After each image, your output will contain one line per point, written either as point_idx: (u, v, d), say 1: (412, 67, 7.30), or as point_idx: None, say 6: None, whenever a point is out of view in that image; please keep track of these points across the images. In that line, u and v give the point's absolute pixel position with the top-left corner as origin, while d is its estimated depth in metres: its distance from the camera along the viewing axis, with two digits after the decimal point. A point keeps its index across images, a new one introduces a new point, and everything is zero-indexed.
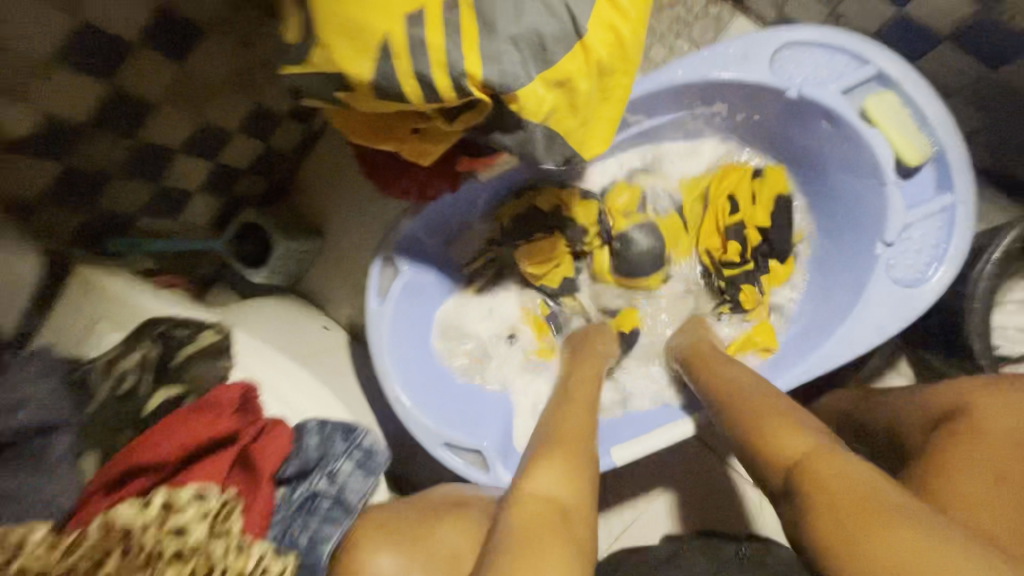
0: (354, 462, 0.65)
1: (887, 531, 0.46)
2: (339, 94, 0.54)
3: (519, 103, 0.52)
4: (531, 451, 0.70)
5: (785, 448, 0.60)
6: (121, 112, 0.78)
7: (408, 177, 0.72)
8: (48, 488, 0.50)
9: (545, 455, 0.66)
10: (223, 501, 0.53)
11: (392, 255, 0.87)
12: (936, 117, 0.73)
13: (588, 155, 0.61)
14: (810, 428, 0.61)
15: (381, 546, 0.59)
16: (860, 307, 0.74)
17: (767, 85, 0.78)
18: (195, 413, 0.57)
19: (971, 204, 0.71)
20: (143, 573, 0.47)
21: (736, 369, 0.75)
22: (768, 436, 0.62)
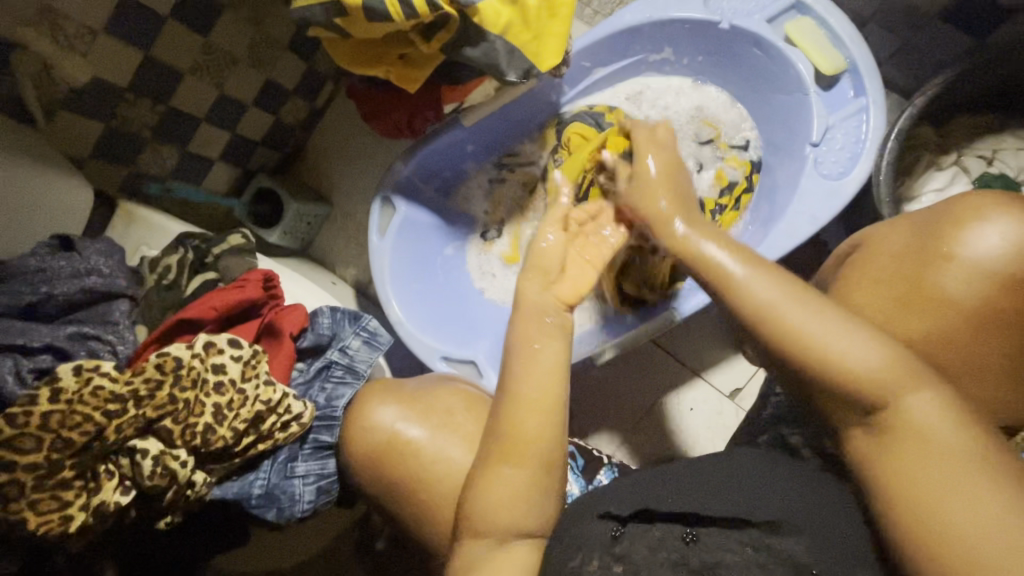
0: (361, 339, 0.73)
1: (949, 500, 0.46)
2: (337, 21, 0.67)
3: (481, 17, 0.66)
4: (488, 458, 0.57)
5: (842, 364, 0.52)
6: (155, 77, 0.90)
7: (400, 108, 0.84)
8: (110, 336, 0.61)
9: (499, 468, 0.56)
10: (253, 350, 0.62)
11: (390, 194, 0.95)
12: (846, 34, 0.85)
13: (545, 67, 0.73)
14: (847, 332, 0.53)
15: (381, 400, 0.67)
16: (795, 201, 0.85)
17: (703, 20, 0.91)
18: (230, 286, 0.68)
19: (880, 104, 0.84)
20: (190, 391, 0.58)
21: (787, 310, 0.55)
22: (798, 346, 0.54)
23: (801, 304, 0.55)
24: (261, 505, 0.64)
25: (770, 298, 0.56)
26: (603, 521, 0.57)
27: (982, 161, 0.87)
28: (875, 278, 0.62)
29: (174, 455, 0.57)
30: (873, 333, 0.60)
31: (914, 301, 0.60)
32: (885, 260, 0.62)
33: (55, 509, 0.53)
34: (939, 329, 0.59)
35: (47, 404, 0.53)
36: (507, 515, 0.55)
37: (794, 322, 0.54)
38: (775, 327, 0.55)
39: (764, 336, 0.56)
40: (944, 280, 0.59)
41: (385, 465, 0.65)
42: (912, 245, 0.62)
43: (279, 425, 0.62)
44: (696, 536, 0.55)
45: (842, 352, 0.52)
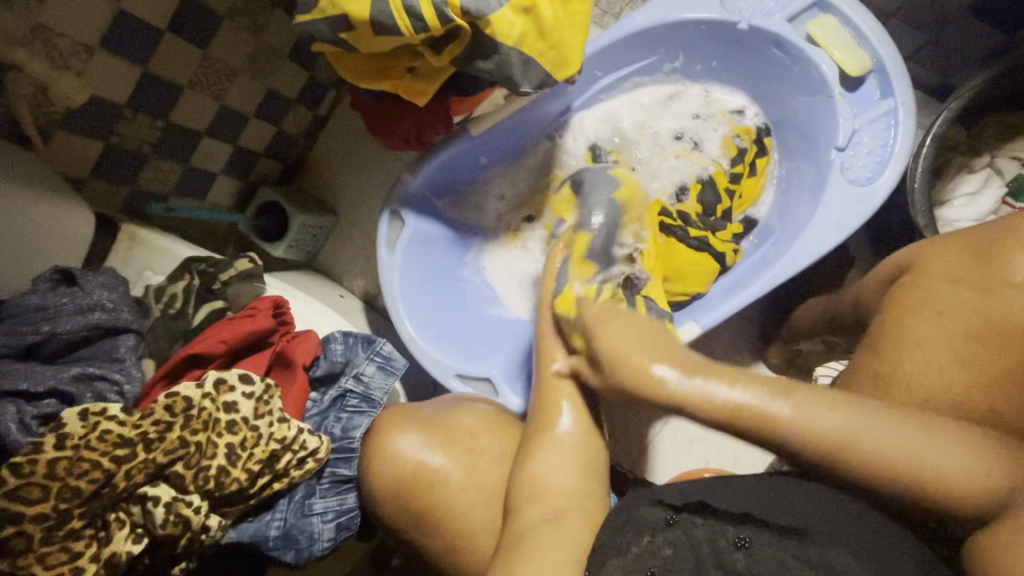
0: (375, 365, 0.70)
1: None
2: (342, 35, 0.64)
3: (493, 28, 0.62)
4: (551, 459, 0.58)
5: (960, 488, 0.44)
6: (154, 93, 0.87)
7: (407, 121, 0.81)
8: (116, 375, 0.58)
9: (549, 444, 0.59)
10: (266, 384, 0.60)
11: (398, 207, 0.92)
12: (872, 32, 0.81)
13: (562, 77, 0.70)
14: (951, 449, 0.45)
15: (400, 429, 0.65)
16: (821, 208, 0.82)
17: (720, 21, 0.87)
18: (239, 316, 0.66)
19: (910, 106, 0.80)
20: (201, 436, 0.56)
21: (836, 421, 0.47)
22: (917, 477, 0.45)
23: (892, 423, 0.47)
24: (279, 546, 0.61)
25: (838, 430, 0.46)
26: (656, 507, 0.53)
27: (1017, 163, 0.84)
28: (937, 310, 0.59)
29: (187, 501, 0.54)
30: (945, 373, 0.57)
31: (987, 337, 0.56)
32: (947, 287, 0.59)
33: (65, 561, 0.51)
34: (1013, 360, 0.55)
35: (53, 452, 0.51)
36: (559, 485, 0.57)
37: (884, 446, 0.46)
38: (850, 458, 0.46)
39: (843, 470, 0.47)
40: (1017, 307, 0.56)
41: (414, 496, 0.63)
42: (976, 271, 0.59)
43: (294, 462, 0.60)
44: (748, 541, 0.48)
45: (967, 472, 0.45)
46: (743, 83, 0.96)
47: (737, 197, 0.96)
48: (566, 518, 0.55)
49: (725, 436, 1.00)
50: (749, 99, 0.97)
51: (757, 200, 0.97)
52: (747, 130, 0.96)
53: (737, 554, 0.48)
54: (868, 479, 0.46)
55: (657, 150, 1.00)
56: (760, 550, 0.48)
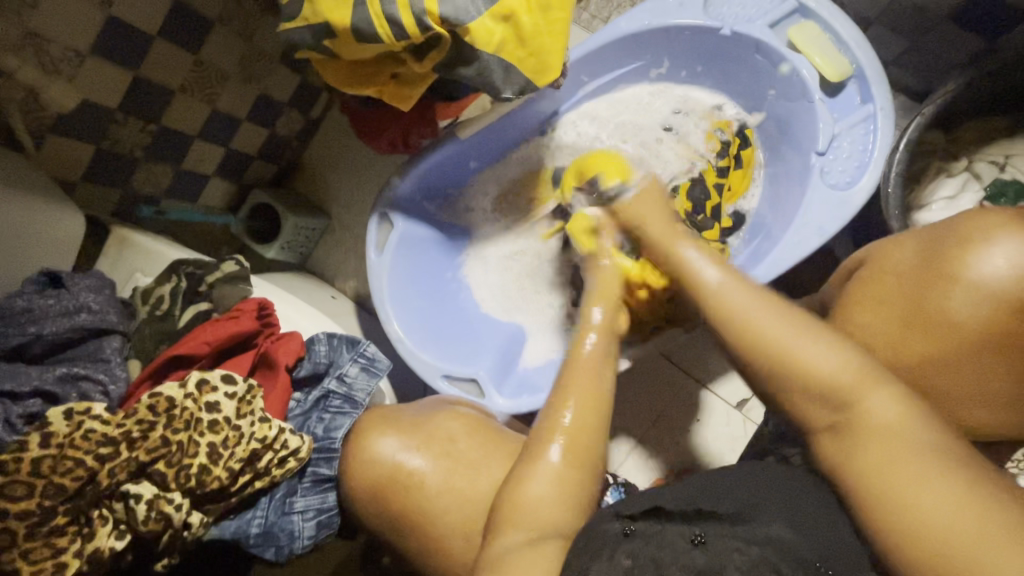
0: (358, 366, 0.71)
1: (916, 491, 0.43)
2: (325, 42, 0.65)
3: (472, 36, 0.63)
4: (545, 482, 0.57)
5: (813, 374, 0.50)
6: (146, 98, 0.88)
7: (392, 126, 0.82)
8: (102, 375, 0.60)
9: (544, 466, 0.58)
10: (248, 385, 0.61)
11: (386, 210, 0.93)
12: (852, 38, 0.82)
13: (542, 83, 0.71)
14: (812, 335, 0.51)
15: (381, 431, 0.66)
16: (802, 212, 0.83)
17: (703, 26, 0.88)
18: (224, 318, 0.67)
19: (889, 111, 0.80)
20: (184, 434, 0.57)
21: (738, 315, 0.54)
22: (781, 364, 0.51)
23: (800, 328, 0.52)
24: (260, 544, 0.62)
25: (737, 306, 0.55)
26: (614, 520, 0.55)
27: (995, 167, 0.84)
28: (876, 299, 0.61)
29: (168, 498, 0.55)
30: (888, 363, 0.59)
31: (920, 323, 0.57)
32: (891, 279, 0.60)
33: (49, 556, 0.52)
34: (946, 350, 0.55)
35: (38, 450, 0.52)
36: (546, 511, 0.56)
37: (760, 328, 0.53)
38: (731, 325, 0.54)
39: (734, 340, 0.54)
40: (950, 303, 0.54)
41: (391, 496, 0.64)
42: (918, 267, 0.58)
43: (275, 461, 0.61)
44: (705, 538, 0.51)
45: (820, 362, 0.50)
46: (727, 88, 0.97)
47: (725, 190, 0.97)
48: (543, 544, 0.55)
49: (709, 436, 1.01)
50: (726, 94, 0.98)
51: (745, 193, 0.98)
52: (729, 124, 0.98)
53: (695, 551, 0.50)
54: (765, 360, 0.52)
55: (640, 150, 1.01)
56: (716, 545, 0.50)
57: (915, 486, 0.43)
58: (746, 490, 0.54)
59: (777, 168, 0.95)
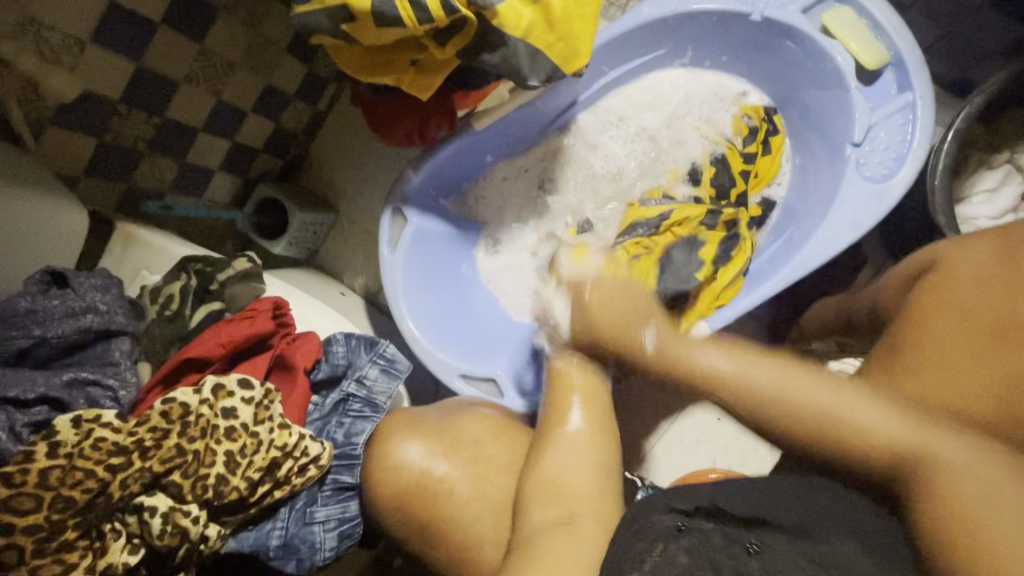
0: (378, 367, 0.68)
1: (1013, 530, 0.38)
2: (344, 27, 0.61)
3: (501, 20, 0.60)
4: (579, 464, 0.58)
5: (872, 441, 0.47)
6: (149, 88, 0.85)
7: (409, 116, 0.79)
8: (110, 380, 0.56)
9: (573, 444, 0.60)
10: (265, 389, 0.58)
11: (400, 204, 0.89)
12: (890, 24, 0.78)
13: (571, 70, 0.68)
14: (865, 402, 0.49)
15: (405, 436, 0.63)
16: (836, 206, 0.80)
17: (732, 12, 0.84)
18: (238, 318, 0.63)
19: (930, 99, 0.77)
20: (200, 443, 0.53)
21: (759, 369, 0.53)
22: (831, 426, 0.49)
23: (817, 379, 0.52)
24: (280, 556, 0.59)
25: (766, 381, 0.52)
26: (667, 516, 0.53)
27: None
28: (960, 309, 0.54)
29: (185, 510, 0.52)
30: (959, 379, 0.51)
31: (1012, 337, 0.50)
32: (972, 286, 0.54)
33: (58, 573, 0.49)
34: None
35: (46, 461, 0.49)
36: (577, 480, 0.57)
37: (809, 399, 0.51)
38: (788, 397, 0.51)
39: (771, 411, 0.52)
40: None
41: (418, 504, 0.61)
42: (1000, 267, 0.53)
43: (295, 470, 0.58)
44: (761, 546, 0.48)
45: (869, 421, 0.48)
46: (755, 73, 0.93)
47: (752, 177, 0.94)
48: (579, 519, 0.55)
49: (733, 437, 0.98)
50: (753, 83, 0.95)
51: (773, 180, 0.95)
52: (757, 108, 0.94)
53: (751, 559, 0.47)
54: (788, 422, 0.51)
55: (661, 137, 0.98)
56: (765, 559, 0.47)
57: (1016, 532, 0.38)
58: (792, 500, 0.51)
59: (807, 154, 0.92)
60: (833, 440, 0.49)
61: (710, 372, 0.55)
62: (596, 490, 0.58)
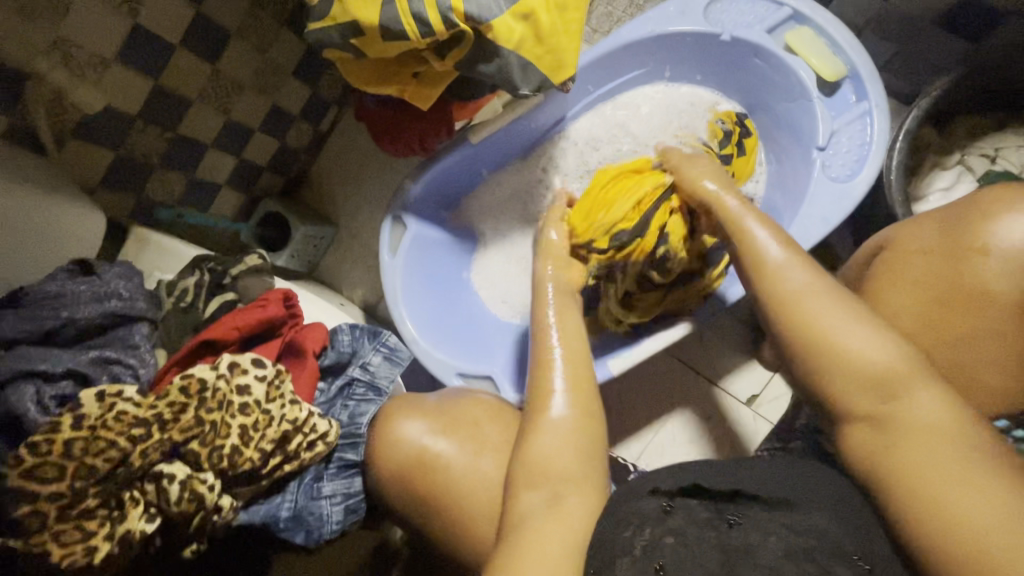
0: (381, 355, 0.72)
1: (968, 491, 0.46)
2: (353, 41, 0.68)
3: (495, 33, 0.67)
4: (559, 442, 0.60)
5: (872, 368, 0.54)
6: (165, 105, 0.91)
7: (410, 126, 0.85)
8: (132, 359, 0.60)
9: (562, 425, 0.61)
10: (277, 369, 0.61)
11: (400, 212, 0.95)
12: (846, 40, 0.87)
13: (558, 80, 0.74)
14: (859, 326, 0.56)
15: (406, 415, 0.66)
16: (806, 204, 0.86)
17: (705, 32, 0.93)
18: (251, 306, 0.68)
19: (884, 107, 0.85)
20: (217, 414, 0.57)
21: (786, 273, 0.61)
22: (826, 352, 0.56)
23: (838, 304, 0.58)
24: (289, 527, 0.62)
25: (798, 291, 0.60)
26: (653, 497, 0.57)
27: (986, 160, 0.86)
28: (912, 279, 0.60)
29: (201, 478, 0.55)
30: (912, 337, 0.59)
31: (955, 303, 0.57)
32: (919, 258, 0.60)
33: (79, 540, 0.52)
34: (978, 325, 0.56)
35: (70, 432, 0.52)
36: (557, 463, 0.58)
37: (811, 312, 0.58)
38: (791, 311, 0.59)
39: (780, 319, 0.59)
40: (984, 271, 0.56)
41: (417, 480, 0.63)
42: (943, 240, 0.59)
43: (304, 445, 0.61)
44: (739, 519, 0.53)
45: (860, 345, 0.55)
46: (729, 88, 1.01)
47: (731, 175, 0.98)
48: (567, 506, 0.56)
49: (717, 432, 1.04)
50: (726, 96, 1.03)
51: (750, 178, 1.01)
52: (730, 115, 1.01)
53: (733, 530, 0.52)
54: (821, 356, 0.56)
55: (646, 147, 1.05)
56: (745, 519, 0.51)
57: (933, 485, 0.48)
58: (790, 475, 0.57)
59: (781, 160, 0.99)
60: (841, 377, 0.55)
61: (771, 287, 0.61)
62: (581, 474, 0.59)
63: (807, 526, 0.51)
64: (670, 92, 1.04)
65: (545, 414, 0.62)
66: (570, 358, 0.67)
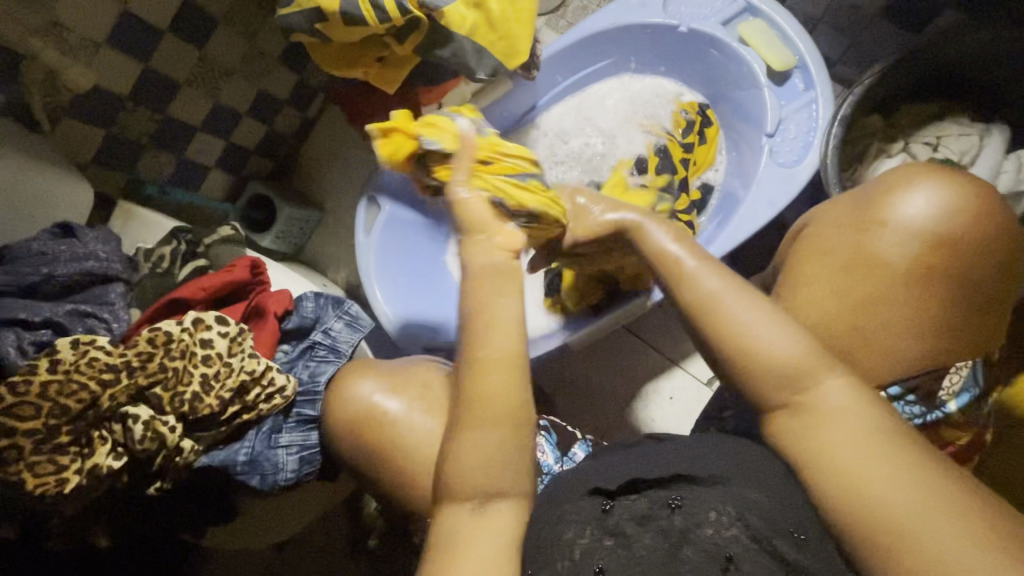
0: (343, 321, 0.77)
1: (876, 479, 0.50)
2: (318, 27, 0.73)
3: (447, 19, 0.73)
4: (486, 444, 0.56)
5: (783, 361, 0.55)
6: (153, 88, 0.96)
7: (379, 110, 0.90)
8: (105, 314, 0.65)
9: (487, 425, 0.56)
10: (239, 328, 0.66)
11: (374, 194, 1.00)
12: (795, 32, 0.91)
13: (513, 65, 0.79)
14: (772, 325, 0.56)
15: (361, 374, 0.70)
16: (756, 189, 0.90)
17: (663, 23, 0.98)
18: (219, 270, 0.73)
19: (829, 94, 0.89)
20: (179, 363, 0.62)
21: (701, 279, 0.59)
22: (748, 351, 0.56)
23: (754, 307, 0.57)
24: (246, 471, 0.68)
25: (713, 290, 0.58)
26: (592, 497, 0.56)
27: (928, 148, 0.91)
28: (824, 251, 0.65)
29: (163, 420, 0.61)
30: (825, 302, 0.63)
31: (860, 271, 0.62)
32: (837, 231, 0.65)
33: (51, 472, 0.58)
34: (879, 291, 0.61)
35: (46, 374, 0.58)
36: (490, 468, 0.56)
37: (730, 315, 0.57)
38: (710, 315, 0.57)
39: (702, 324, 0.58)
40: (882, 243, 0.61)
41: (366, 434, 0.67)
42: (854, 214, 0.64)
43: (263, 397, 0.66)
44: (680, 502, 0.54)
45: (782, 345, 0.55)
46: (689, 78, 1.05)
47: (691, 164, 1.05)
48: (493, 514, 0.56)
49: (680, 411, 1.08)
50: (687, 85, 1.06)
51: (711, 166, 1.05)
52: (693, 106, 1.05)
53: (673, 515, 0.53)
54: (738, 355, 0.56)
55: (613, 137, 1.08)
56: None
57: (865, 487, 0.50)
58: (728, 456, 0.57)
59: (738, 145, 1.02)
60: (757, 372, 0.56)
61: (685, 289, 0.59)
62: (510, 471, 0.57)
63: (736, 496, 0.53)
64: (636, 82, 1.08)
65: (471, 424, 0.56)
66: (491, 348, 0.56)
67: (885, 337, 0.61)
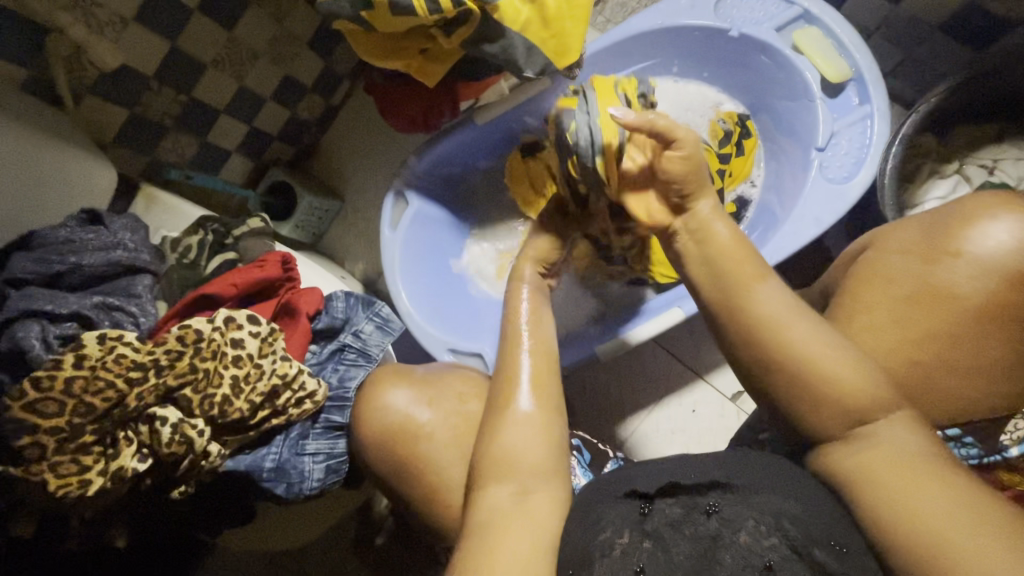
0: (373, 323, 0.74)
1: (920, 493, 0.50)
2: (363, 14, 0.69)
3: (500, 14, 0.70)
4: (531, 435, 0.60)
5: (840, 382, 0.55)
6: (180, 68, 0.92)
7: (416, 104, 0.87)
8: (133, 307, 0.63)
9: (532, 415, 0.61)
10: (271, 328, 0.64)
11: (403, 188, 0.97)
12: (852, 43, 0.88)
13: (562, 64, 0.76)
14: (830, 344, 0.56)
15: (393, 383, 0.67)
16: (801, 205, 0.87)
17: (713, 27, 0.94)
18: (249, 265, 0.70)
19: (885, 111, 0.86)
20: (210, 364, 0.59)
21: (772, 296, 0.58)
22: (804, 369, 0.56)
23: (811, 325, 0.57)
24: (272, 478, 0.65)
25: (774, 311, 0.57)
26: (628, 500, 0.56)
27: (984, 170, 0.88)
28: (887, 277, 0.62)
29: (192, 423, 0.59)
30: (885, 329, 0.60)
31: (927, 300, 0.59)
32: (897, 258, 0.62)
33: (74, 473, 0.56)
34: (949, 325, 0.59)
35: (71, 370, 0.55)
36: (527, 458, 0.59)
37: (791, 337, 0.56)
38: (776, 335, 0.57)
39: (762, 342, 0.58)
40: (952, 274, 0.59)
41: (398, 446, 0.64)
42: (923, 242, 0.62)
43: (293, 400, 0.64)
44: (718, 508, 0.53)
45: (838, 368, 0.55)
46: (733, 85, 1.02)
47: (727, 174, 1.00)
48: (533, 503, 0.57)
49: (704, 425, 1.06)
50: (730, 93, 1.03)
51: (750, 179, 1.02)
52: (732, 115, 1.02)
53: (710, 521, 0.52)
54: (788, 377, 0.56)
55: None
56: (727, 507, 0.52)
57: (924, 513, 0.49)
58: (766, 470, 0.56)
59: (780, 158, 0.99)
60: (808, 391, 0.56)
61: (748, 309, 0.58)
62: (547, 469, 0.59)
63: (792, 518, 0.51)
64: (679, 87, 1.04)
65: (511, 404, 0.62)
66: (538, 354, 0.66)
67: (944, 370, 0.59)
